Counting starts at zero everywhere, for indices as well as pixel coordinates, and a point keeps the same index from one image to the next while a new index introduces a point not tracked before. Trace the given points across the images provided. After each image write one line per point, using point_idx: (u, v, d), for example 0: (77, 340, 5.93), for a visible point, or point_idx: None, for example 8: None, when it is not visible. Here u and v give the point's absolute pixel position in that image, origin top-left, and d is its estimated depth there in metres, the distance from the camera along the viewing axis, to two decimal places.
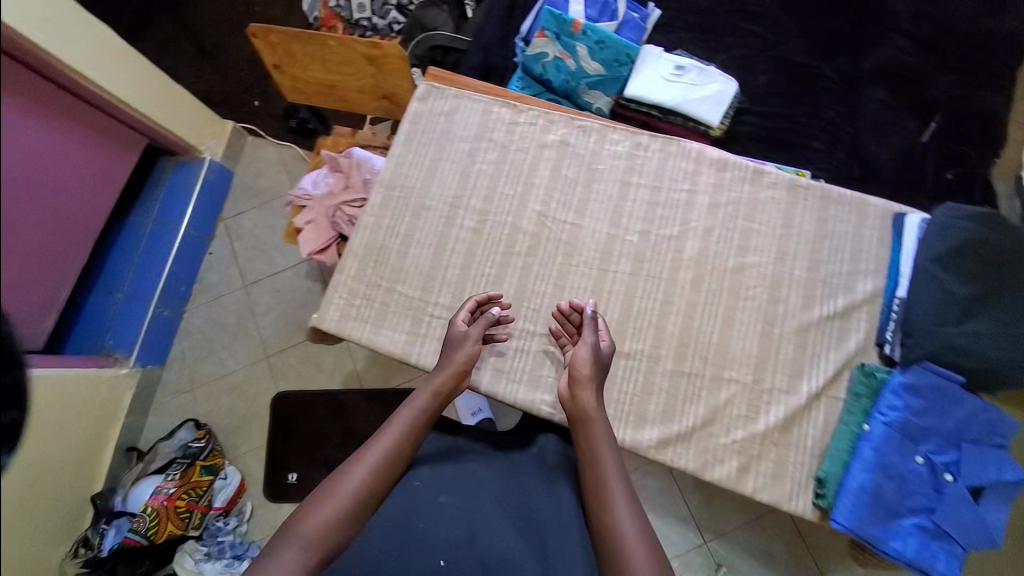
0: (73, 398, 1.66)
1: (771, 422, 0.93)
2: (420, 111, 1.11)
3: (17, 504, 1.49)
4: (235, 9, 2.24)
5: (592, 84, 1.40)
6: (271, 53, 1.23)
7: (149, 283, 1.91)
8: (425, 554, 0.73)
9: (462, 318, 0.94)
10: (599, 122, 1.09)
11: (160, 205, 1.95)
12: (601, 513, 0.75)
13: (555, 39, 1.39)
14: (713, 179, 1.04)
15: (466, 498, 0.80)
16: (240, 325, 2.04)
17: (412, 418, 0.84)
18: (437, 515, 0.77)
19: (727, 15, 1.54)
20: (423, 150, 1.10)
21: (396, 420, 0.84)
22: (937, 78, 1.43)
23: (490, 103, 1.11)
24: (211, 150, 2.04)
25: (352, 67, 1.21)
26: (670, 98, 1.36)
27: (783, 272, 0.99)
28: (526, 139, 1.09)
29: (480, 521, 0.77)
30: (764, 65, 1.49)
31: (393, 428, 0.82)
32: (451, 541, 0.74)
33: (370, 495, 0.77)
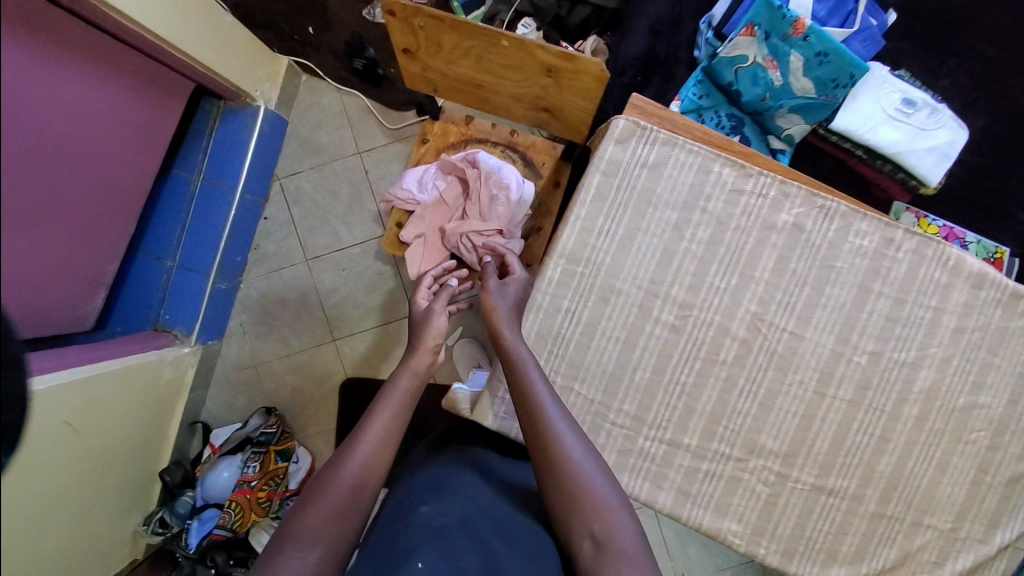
0: (140, 385, 1.49)
1: (958, 570, 0.91)
2: (617, 159, 0.86)
3: (86, 496, 1.38)
4: None
5: (795, 108, 1.10)
6: (407, 35, 0.90)
7: (203, 255, 1.67)
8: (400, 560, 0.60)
9: (423, 295, 1.07)
10: (845, 204, 0.87)
11: (210, 160, 1.64)
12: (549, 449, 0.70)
13: (763, 40, 1.06)
14: (965, 299, 0.89)
15: (455, 500, 0.73)
16: (303, 303, 1.85)
17: (395, 399, 0.87)
18: (423, 516, 0.70)
19: (962, 21, 1.20)
20: (617, 215, 0.86)
21: (381, 410, 0.86)
22: None
23: (710, 159, 0.86)
24: (265, 97, 1.68)
25: (519, 74, 0.91)
26: (890, 140, 1.09)
27: (1010, 416, 0.90)
28: (751, 216, 0.86)
29: (468, 524, 0.69)
30: (991, 99, 1.21)
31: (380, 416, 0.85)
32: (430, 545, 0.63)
33: (362, 487, 0.77)
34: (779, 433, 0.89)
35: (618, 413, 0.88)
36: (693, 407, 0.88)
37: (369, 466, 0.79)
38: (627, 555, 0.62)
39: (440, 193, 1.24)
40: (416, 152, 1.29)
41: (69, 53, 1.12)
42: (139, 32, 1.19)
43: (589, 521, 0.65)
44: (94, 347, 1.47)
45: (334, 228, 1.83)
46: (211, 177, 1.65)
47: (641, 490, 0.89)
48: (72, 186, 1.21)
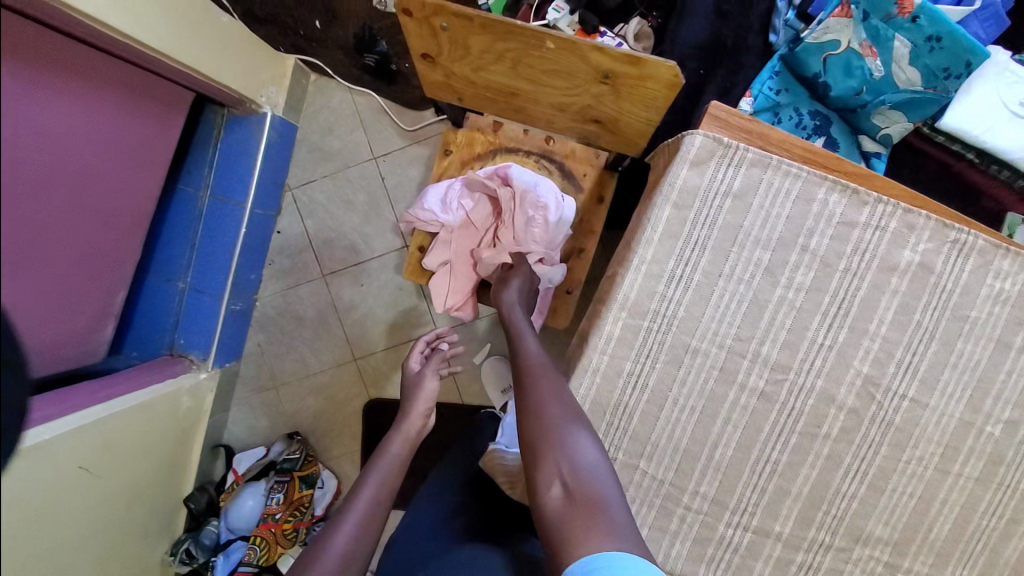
0: (159, 418, 1.40)
1: None
2: (688, 187, 0.69)
3: (113, 537, 1.29)
4: None
5: (899, 104, 0.91)
6: (428, 39, 0.74)
7: (216, 275, 1.56)
8: None
9: (415, 359, 1.09)
10: (987, 237, 0.68)
11: (217, 173, 1.52)
12: (526, 399, 0.70)
13: (860, 22, 0.87)
14: None
15: None
16: (322, 321, 1.74)
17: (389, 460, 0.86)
18: None
19: None
20: (691, 256, 0.70)
21: (377, 468, 0.84)
22: None
23: (812, 184, 0.68)
24: (272, 102, 1.53)
25: (565, 81, 0.74)
26: (1007, 144, 0.90)
27: None
28: (864, 254, 0.68)
29: None
30: None
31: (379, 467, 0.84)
32: None
33: (354, 558, 0.72)
34: (889, 518, 0.73)
35: (693, 496, 0.73)
36: (787, 489, 0.73)
37: (366, 527, 0.76)
38: (593, 502, 0.60)
39: (466, 212, 1.07)
40: (437, 166, 1.12)
41: (55, 72, 0.99)
42: (127, 44, 1.05)
43: (558, 463, 0.64)
44: (112, 382, 1.36)
45: (350, 241, 1.70)
46: (219, 192, 1.53)
47: None
48: (68, 218, 1.10)
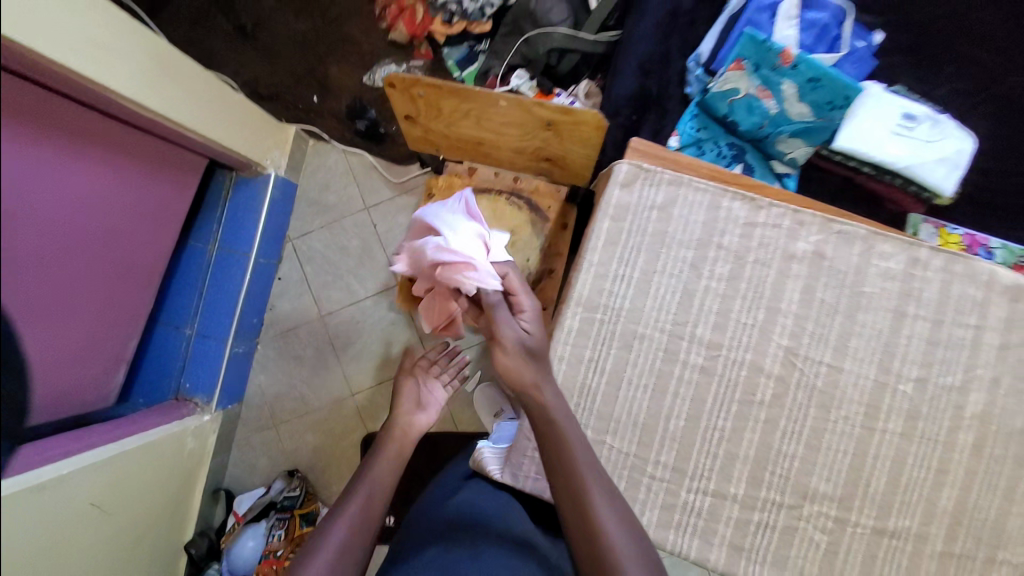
0: (164, 459, 1.46)
1: None
2: (623, 203, 0.86)
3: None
4: None
5: (795, 132, 1.11)
6: (408, 104, 0.94)
7: (221, 320, 1.69)
8: None
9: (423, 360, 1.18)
10: (867, 227, 0.83)
11: (225, 228, 1.69)
12: (581, 508, 0.67)
13: (752, 72, 1.08)
14: (1004, 314, 0.84)
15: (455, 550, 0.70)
16: (320, 359, 1.85)
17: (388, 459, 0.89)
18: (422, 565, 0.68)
19: (953, 29, 1.21)
20: (630, 258, 0.86)
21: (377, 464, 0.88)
22: None
23: (718, 195, 0.85)
24: (275, 164, 1.73)
25: (518, 129, 0.93)
26: (895, 158, 1.08)
27: None
28: (768, 247, 0.84)
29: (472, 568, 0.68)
30: (989, 106, 1.20)
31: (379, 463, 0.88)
32: None
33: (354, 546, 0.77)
34: (831, 475, 0.82)
35: (656, 466, 0.83)
36: (735, 453, 0.83)
37: (362, 522, 0.79)
38: None
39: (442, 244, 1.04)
40: (422, 207, 1.31)
41: (96, 146, 1.16)
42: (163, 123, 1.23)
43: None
44: (120, 425, 1.42)
45: (346, 283, 1.85)
46: (226, 244, 1.70)
47: (689, 547, 0.83)
48: (93, 269, 1.23)
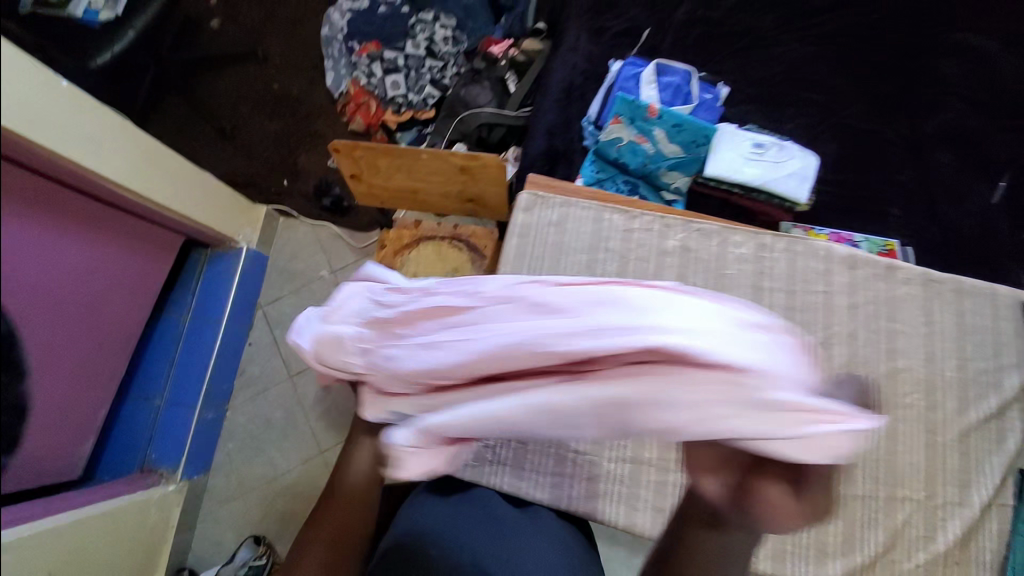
0: (126, 528, 1.45)
1: (950, 540, 0.90)
2: (527, 223, 1.06)
3: None
4: (258, 92, 2.21)
5: (672, 166, 1.38)
6: (351, 165, 1.16)
7: (192, 386, 1.76)
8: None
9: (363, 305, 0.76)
10: (719, 223, 1.04)
11: (198, 300, 1.82)
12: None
13: (629, 124, 1.35)
14: (847, 279, 1.00)
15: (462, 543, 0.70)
16: (289, 420, 1.89)
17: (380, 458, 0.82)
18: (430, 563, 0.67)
19: (786, 82, 1.54)
20: (537, 265, 1.04)
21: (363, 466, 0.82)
22: (994, 137, 1.48)
23: (600, 210, 1.07)
24: (247, 240, 1.93)
25: (440, 177, 1.15)
26: (754, 177, 1.34)
27: (935, 373, 0.96)
28: (645, 247, 1.04)
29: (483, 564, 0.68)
30: (828, 134, 1.49)
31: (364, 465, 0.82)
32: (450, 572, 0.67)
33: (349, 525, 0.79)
34: None
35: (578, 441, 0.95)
36: None
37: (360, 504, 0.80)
38: None
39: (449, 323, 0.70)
40: (377, 257, 1.50)
41: (81, 225, 1.33)
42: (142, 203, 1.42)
43: None
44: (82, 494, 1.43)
45: None
46: (199, 315, 1.82)
47: (619, 514, 0.91)
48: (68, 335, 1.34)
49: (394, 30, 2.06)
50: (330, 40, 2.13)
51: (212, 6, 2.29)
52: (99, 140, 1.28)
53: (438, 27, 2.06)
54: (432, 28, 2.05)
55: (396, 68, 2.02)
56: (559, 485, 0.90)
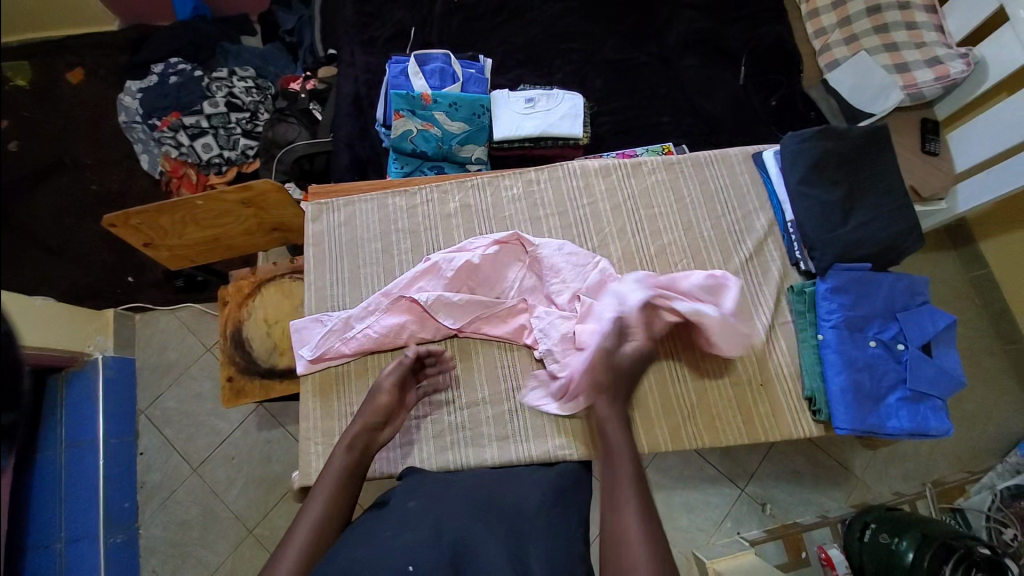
0: None
1: (750, 368, 1.02)
2: (318, 231, 1.11)
3: None
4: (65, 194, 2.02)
5: (463, 141, 1.47)
6: (136, 234, 1.16)
7: (86, 516, 1.60)
8: (392, 561, 0.67)
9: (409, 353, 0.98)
10: (486, 175, 1.15)
11: (66, 426, 1.64)
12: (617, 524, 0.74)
13: (412, 115, 1.43)
14: (605, 186, 1.15)
15: (440, 501, 0.78)
16: (207, 514, 1.76)
17: (345, 460, 0.86)
18: (408, 515, 0.75)
19: (547, 39, 1.68)
20: (338, 265, 1.09)
21: (315, 497, 0.80)
22: (729, 30, 1.67)
23: (383, 198, 1.14)
24: (101, 348, 1.78)
25: (230, 216, 1.18)
26: (534, 128, 1.47)
27: (695, 238, 1.11)
28: (430, 217, 1.12)
29: (455, 526, 0.73)
30: (596, 71, 1.65)
31: (318, 496, 0.80)
32: (417, 542, 0.69)
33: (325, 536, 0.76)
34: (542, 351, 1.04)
35: (416, 407, 0.99)
36: (469, 366, 1.02)
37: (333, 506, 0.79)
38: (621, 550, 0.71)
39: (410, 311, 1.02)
40: (221, 316, 1.47)
41: None
42: None
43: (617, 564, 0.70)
44: None
45: (210, 425, 1.85)
46: (73, 440, 1.64)
47: (468, 456, 0.97)
48: None
49: (191, 96, 2.01)
50: (131, 125, 2.05)
51: None
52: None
53: (236, 81, 2.04)
54: (230, 83, 2.03)
55: (202, 130, 1.97)
56: (398, 456, 0.96)
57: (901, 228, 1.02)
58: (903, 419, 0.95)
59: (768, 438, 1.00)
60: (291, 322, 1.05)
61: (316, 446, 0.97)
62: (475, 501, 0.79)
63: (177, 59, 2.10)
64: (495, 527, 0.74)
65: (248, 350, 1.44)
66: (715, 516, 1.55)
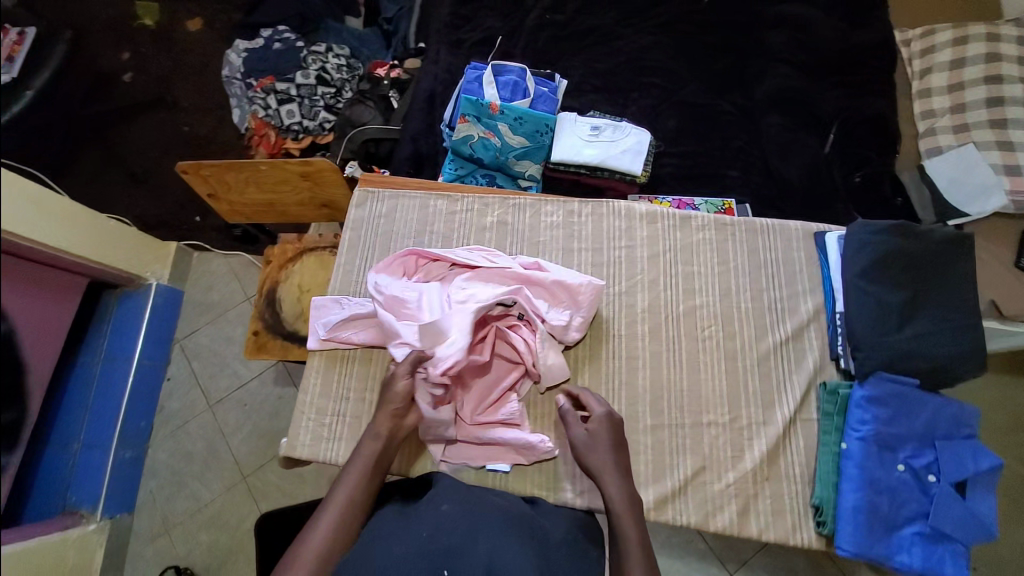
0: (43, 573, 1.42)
1: (758, 457, 0.94)
2: (359, 217, 1.15)
3: None
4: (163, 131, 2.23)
5: (520, 156, 1.48)
6: (204, 184, 1.26)
7: (105, 426, 1.73)
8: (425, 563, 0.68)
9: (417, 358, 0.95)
10: (531, 196, 1.15)
11: (108, 340, 1.78)
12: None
13: (476, 122, 1.46)
14: (647, 232, 1.11)
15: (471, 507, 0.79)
16: (211, 450, 1.87)
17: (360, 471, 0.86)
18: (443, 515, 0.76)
19: (628, 71, 1.65)
20: (370, 253, 1.13)
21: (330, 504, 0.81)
22: (823, 94, 1.57)
23: (426, 198, 1.16)
24: (157, 277, 1.94)
25: (288, 186, 1.25)
26: (593, 157, 1.45)
27: (730, 307, 1.05)
28: (466, 226, 1.14)
29: (483, 528, 0.74)
30: (670, 111, 1.60)
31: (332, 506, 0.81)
32: (449, 546, 0.70)
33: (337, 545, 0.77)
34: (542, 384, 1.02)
35: None
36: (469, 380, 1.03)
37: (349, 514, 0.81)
38: None
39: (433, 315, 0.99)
40: (262, 274, 1.56)
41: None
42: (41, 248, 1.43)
43: None
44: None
45: (231, 368, 1.97)
46: (110, 354, 1.79)
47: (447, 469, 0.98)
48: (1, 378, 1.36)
49: (288, 65, 2.16)
50: (230, 80, 2.22)
51: (124, 61, 2.25)
52: (66, 217, 1.52)
53: (330, 57, 2.17)
54: (325, 59, 2.16)
55: (290, 98, 2.11)
56: None
57: (961, 350, 0.92)
58: (914, 555, 0.86)
59: (760, 537, 0.92)
60: (314, 297, 1.09)
61: (307, 420, 1.01)
62: (509, 517, 0.78)
63: (284, 28, 2.27)
64: (527, 543, 0.74)
65: (277, 311, 1.51)
66: None
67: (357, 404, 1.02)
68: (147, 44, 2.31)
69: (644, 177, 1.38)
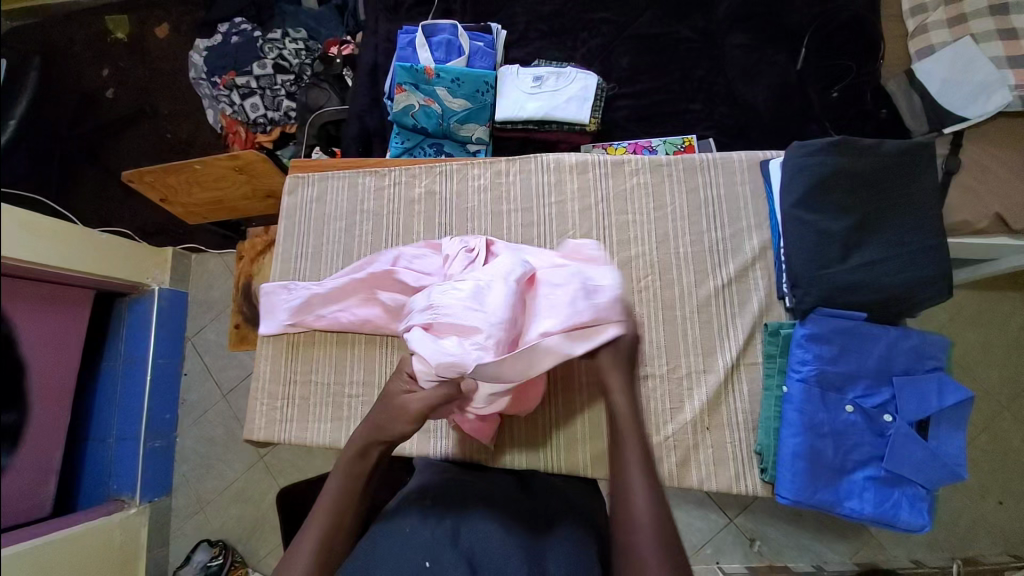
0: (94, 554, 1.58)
1: (697, 408, 0.91)
2: (291, 204, 1.15)
3: None
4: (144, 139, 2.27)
5: (463, 119, 1.42)
6: (153, 190, 1.29)
7: (133, 420, 1.86)
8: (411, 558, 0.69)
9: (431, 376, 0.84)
10: (457, 161, 1.11)
11: (124, 343, 1.89)
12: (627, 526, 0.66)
13: (415, 90, 1.39)
14: (578, 184, 1.05)
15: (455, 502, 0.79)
16: (230, 434, 2.01)
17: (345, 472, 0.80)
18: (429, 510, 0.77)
19: (575, 9, 1.53)
20: (304, 239, 1.13)
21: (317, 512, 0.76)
22: (794, 2, 1.40)
23: (354, 176, 1.15)
24: (158, 281, 2.01)
25: (228, 181, 1.27)
26: (537, 109, 1.37)
27: (669, 254, 0.99)
28: (395, 200, 1.12)
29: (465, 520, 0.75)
30: (623, 48, 1.48)
31: (317, 514, 0.75)
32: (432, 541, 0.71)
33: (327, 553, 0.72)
34: None
35: (352, 386, 1.04)
36: (407, 354, 1.04)
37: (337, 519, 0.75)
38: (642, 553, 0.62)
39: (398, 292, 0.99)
40: (236, 269, 1.62)
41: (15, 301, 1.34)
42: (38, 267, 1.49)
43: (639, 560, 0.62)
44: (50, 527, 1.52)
45: (238, 359, 2.08)
46: (128, 356, 1.89)
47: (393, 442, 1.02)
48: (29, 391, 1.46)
49: (247, 57, 2.15)
50: (197, 82, 2.23)
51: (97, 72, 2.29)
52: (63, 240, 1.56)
53: (287, 43, 2.13)
54: (281, 45, 2.13)
55: (252, 91, 2.11)
56: (327, 429, 1.03)
57: (918, 274, 0.84)
58: (867, 501, 0.82)
59: (702, 487, 0.90)
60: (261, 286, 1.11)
61: (261, 405, 1.06)
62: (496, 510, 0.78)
63: (240, 19, 2.24)
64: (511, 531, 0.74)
65: (254, 303, 1.58)
66: (694, 539, 1.44)
67: (305, 387, 1.06)
68: (122, 55, 2.28)
69: (589, 124, 1.30)
